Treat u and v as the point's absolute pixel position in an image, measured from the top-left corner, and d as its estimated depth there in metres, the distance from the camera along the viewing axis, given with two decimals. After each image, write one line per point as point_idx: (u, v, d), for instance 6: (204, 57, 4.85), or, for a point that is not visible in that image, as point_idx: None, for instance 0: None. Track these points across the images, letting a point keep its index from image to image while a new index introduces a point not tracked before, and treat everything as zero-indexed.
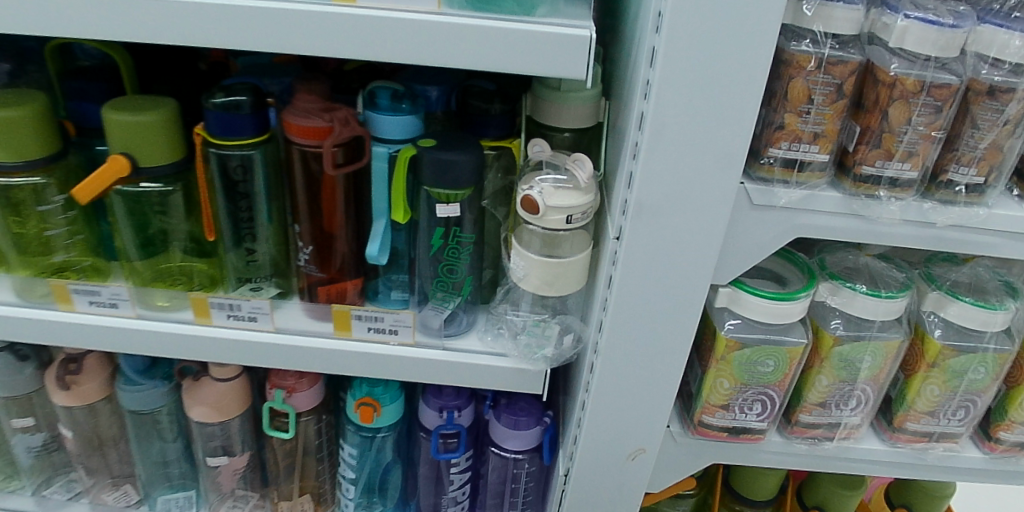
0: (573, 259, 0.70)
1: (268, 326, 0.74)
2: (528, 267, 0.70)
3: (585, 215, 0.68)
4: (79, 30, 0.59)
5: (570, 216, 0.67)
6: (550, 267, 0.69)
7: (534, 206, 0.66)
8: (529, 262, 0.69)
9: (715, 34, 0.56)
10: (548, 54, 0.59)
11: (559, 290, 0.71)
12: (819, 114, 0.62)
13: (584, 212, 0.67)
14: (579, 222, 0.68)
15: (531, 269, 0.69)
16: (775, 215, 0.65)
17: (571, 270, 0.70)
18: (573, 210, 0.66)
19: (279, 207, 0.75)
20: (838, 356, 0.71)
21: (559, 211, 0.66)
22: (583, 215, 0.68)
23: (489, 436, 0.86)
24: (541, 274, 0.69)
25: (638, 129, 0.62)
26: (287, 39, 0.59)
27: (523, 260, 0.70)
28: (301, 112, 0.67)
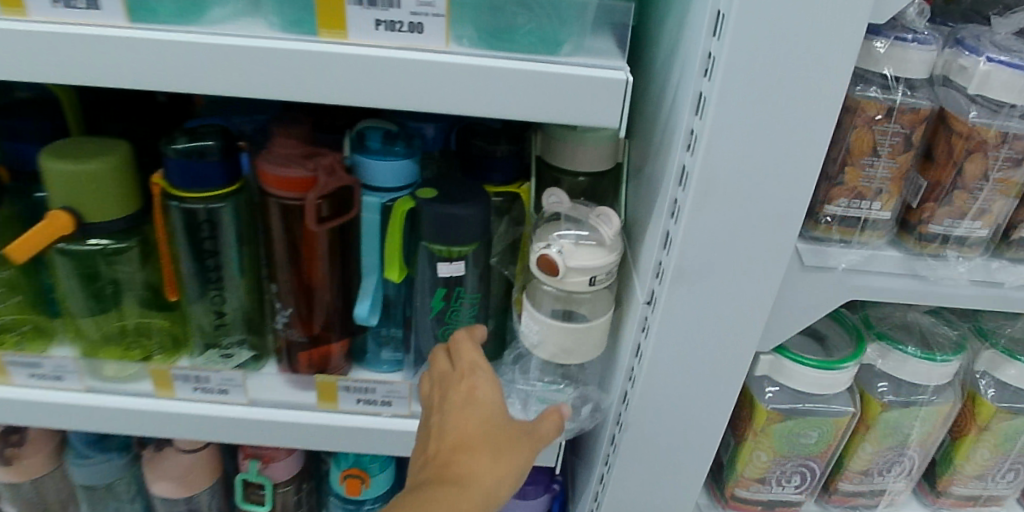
0: (596, 324, 0.60)
1: (241, 399, 0.64)
2: (544, 332, 0.60)
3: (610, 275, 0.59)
4: (8, 66, 0.49)
5: (594, 277, 0.57)
6: (569, 333, 0.59)
7: (552, 267, 0.57)
8: (544, 325, 0.60)
9: (777, 83, 0.47)
10: (578, 101, 0.50)
11: (580, 357, 0.61)
12: (885, 168, 0.54)
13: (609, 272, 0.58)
14: (603, 284, 0.59)
15: (547, 334, 0.60)
16: (829, 278, 0.58)
17: (594, 335, 0.60)
18: (598, 271, 0.57)
19: (253, 261, 0.65)
20: (885, 423, 0.65)
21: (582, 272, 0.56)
22: (607, 275, 0.58)
23: None
24: (559, 341, 0.60)
25: (678, 185, 0.54)
26: (268, 82, 0.50)
27: (537, 324, 0.60)
28: (278, 159, 0.57)
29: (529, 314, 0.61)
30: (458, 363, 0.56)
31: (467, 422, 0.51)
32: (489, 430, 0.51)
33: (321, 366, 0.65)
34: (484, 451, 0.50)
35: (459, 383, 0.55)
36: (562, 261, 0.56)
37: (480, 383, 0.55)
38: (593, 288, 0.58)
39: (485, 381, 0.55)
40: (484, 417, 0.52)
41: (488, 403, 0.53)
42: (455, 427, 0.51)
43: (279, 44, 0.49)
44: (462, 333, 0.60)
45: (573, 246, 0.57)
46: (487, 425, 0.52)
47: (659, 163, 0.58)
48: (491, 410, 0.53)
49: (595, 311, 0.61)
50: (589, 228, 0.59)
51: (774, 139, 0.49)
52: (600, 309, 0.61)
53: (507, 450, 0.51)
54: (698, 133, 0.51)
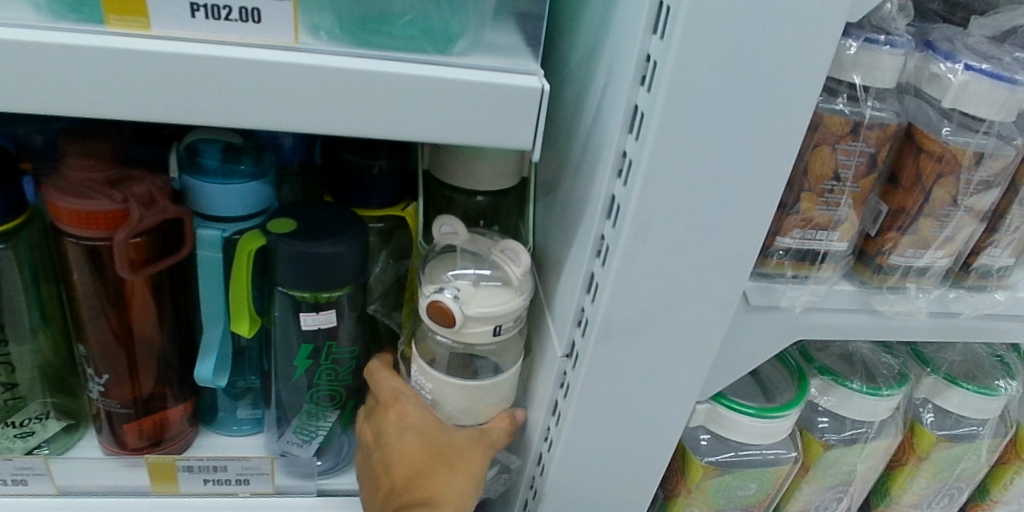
0: (501, 378, 0.48)
1: (48, 489, 0.49)
2: (439, 390, 0.48)
3: (519, 322, 0.46)
4: None
5: (500, 325, 0.45)
6: (468, 392, 0.48)
7: (444, 315, 0.43)
8: (439, 381, 0.48)
9: (734, 100, 0.37)
10: (481, 120, 0.38)
11: (482, 418, 0.49)
12: (847, 194, 0.45)
13: (519, 319, 0.46)
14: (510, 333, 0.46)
15: (443, 394, 0.48)
16: (777, 318, 0.49)
17: (499, 393, 0.49)
18: (505, 319, 0.44)
19: (57, 306, 0.50)
20: (825, 464, 0.58)
21: (483, 322, 0.44)
22: (516, 322, 0.46)
23: None
24: (457, 402, 0.48)
25: (607, 220, 0.43)
26: (30, 90, 0.34)
27: (429, 381, 0.48)
28: (73, 187, 0.41)
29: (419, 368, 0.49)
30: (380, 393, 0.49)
31: (408, 451, 0.46)
32: (434, 452, 0.46)
33: (155, 436, 0.51)
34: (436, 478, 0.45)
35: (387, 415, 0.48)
36: (458, 309, 0.43)
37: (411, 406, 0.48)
38: (497, 339, 0.46)
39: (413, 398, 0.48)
40: (425, 438, 0.46)
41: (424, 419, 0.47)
42: (397, 460, 0.46)
43: (39, 35, 0.33)
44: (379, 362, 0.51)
45: (470, 289, 0.45)
46: (432, 447, 0.46)
47: (577, 186, 0.47)
48: (430, 428, 0.46)
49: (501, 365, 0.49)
50: (492, 266, 0.47)
51: (726, 168, 0.39)
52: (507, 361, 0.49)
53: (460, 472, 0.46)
54: (633, 159, 0.40)
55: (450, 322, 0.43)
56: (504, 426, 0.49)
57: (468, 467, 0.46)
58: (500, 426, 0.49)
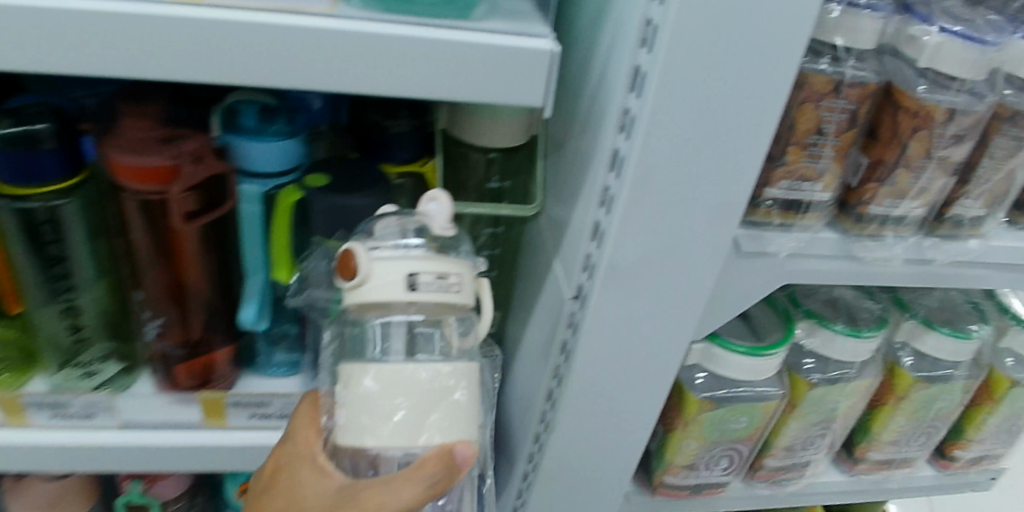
0: (444, 378, 0.41)
1: (112, 423, 0.54)
2: (368, 400, 0.40)
3: (442, 288, 0.40)
4: None
5: (413, 277, 0.40)
6: (399, 399, 0.40)
7: (349, 261, 0.40)
8: (375, 373, 0.40)
9: (727, 59, 0.41)
10: (499, 79, 0.42)
11: (417, 447, 0.40)
12: (830, 147, 0.50)
13: (442, 276, 0.40)
14: (437, 298, 0.40)
15: (355, 405, 0.40)
16: (766, 264, 0.54)
17: (444, 415, 0.41)
18: (419, 267, 0.40)
19: (111, 258, 0.54)
20: (811, 401, 0.63)
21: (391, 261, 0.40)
22: (441, 281, 0.40)
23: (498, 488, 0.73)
24: (383, 416, 0.40)
25: (611, 172, 0.47)
26: (96, 56, 0.37)
27: (355, 397, 0.40)
28: (130, 146, 0.46)
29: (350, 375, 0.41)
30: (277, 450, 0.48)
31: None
32: None
33: (204, 376, 0.55)
34: None
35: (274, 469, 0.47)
36: (362, 254, 0.40)
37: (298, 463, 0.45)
38: (415, 300, 0.40)
39: (297, 452, 0.46)
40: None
41: (296, 484, 0.45)
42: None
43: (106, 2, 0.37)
44: (309, 404, 0.48)
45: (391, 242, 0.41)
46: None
47: (583, 143, 0.51)
48: (297, 497, 0.44)
49: (452, 371, 0.41)
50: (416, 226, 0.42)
51: (720, 121, 0.44)
52: (459, 375, 0.42)
53: None
54: (635, 115, 0.44)
55: (355, 268, 0.40)
56: (429, 461, 0.39)
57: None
58: (395, 486, 0.39)
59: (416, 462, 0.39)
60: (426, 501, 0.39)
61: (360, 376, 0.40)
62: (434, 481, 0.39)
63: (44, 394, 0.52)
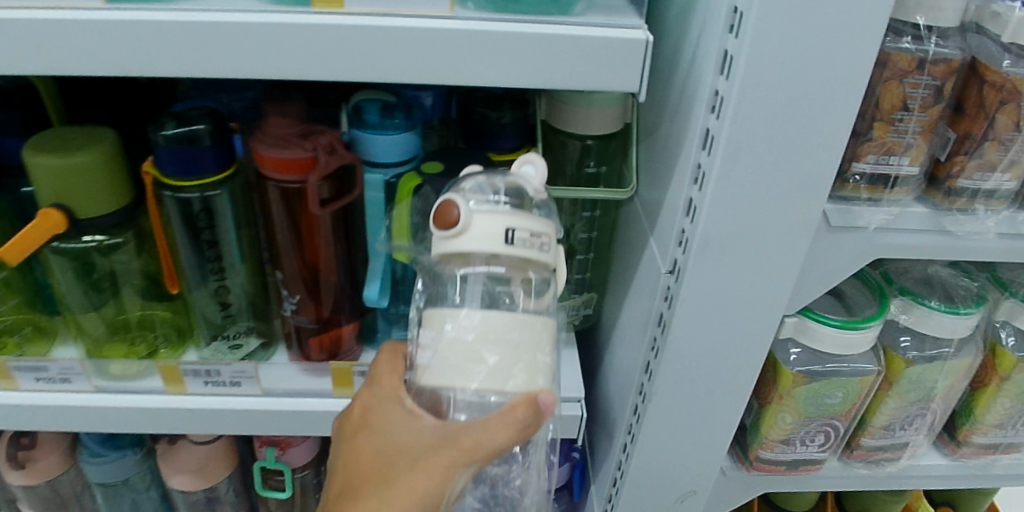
0: (529, 328, 0.43)
1: (255, 390, 0.61)
2: (460, 342, 0.42)
3: (536, 243, 0.42)
4: None
5: (511, 231, 0.41)
6: (492, 342, 0.42)
7: (448, 212, 0.42)
8: (469, 318, 0.42)
9: (812, 38, 0.44)
10: (598, 68, 0.46)
11: (505, 393, 0.42)
12: (916, 122, 0.52)
13: (537, 234, 0.42)
14: (531, 255, 0.42)
15: (451, 347, 0.42)
16: (856, 238, 0.56)
17: (527, 363, 0.42)
18: (517, 222, 0.42)
19: (255, 243, 0.61)
20: (908, 378, 0.64)
21: (490, 215, 0.41)
22: (535, 239, 0.42)
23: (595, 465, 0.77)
24: (476, 358, 0.41)
25: (703, 149, 0.51)
26: (259, 60, 0.45)
27: (451, 339, 0.42)
28: (275, 141, 0.53)
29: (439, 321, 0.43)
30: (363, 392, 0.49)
31: (356, 459, 0.45)
32: (388, 463, 0.43)
33: (332, 350, 0.62)
34: (376, 488, 0.43)
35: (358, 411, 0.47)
36: (463, 204, 0.42)
37: (386, 406, 0.46)
38: (511, 253, 0.42)
39: (384, 394, 0.46)
40: (373, 454, 0.44)
41: (384, 423, 0.45)
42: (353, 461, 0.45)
43: (266, 17, 0.44)
44: (391, 351, 0.50)
45: (487, 197, 0.43)
46: (386, 457, 0.43)
47: (675, 126, 0.55)
48: (386, 435, 0.44)
49: (536, 324, 0.43)
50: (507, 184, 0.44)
51: (807, 97, 0.46)
52: (541, 329, 0.43)
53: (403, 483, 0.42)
54: (724, 95, 0.48)
55: (456, 217, 0.41)
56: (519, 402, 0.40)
57: (427, 470, 0.41)
58: (489, 426, 0.40)
59: (508, 406, 0.40)
60: (518, 444, 0.40)
61: (451, 320, 0.42)
62: (526, 426, 0.40)
63: (192, 365, 0.60)
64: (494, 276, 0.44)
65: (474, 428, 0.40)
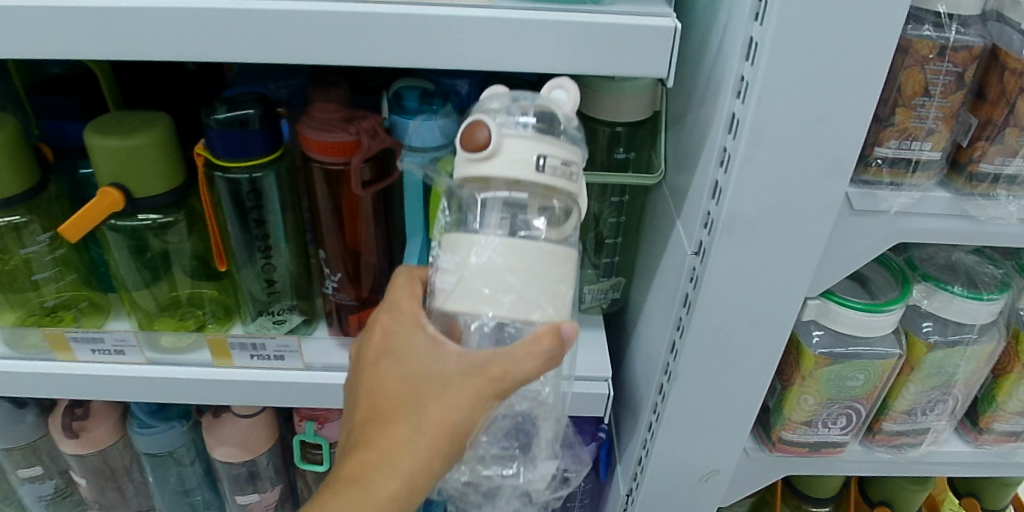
0: (554, 258, 0.44)
1: (298, 364, 0.64)
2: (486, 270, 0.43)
3: (565, 172, 0.43)
4: (62, 49, 0.48)
5: (541, 157, 0.42)
6: (519, 271, 0.43)
7: (478, 131, 0.42)
8: (496, 246, 0.43)
9: (834, 25, 0.46)
10: (629, 53, 0.49)
11: (531, 322, 0.44)
12: (937, 108, 0.53)
13: (566, 163, 0.43)
14: (557, 182, 0.42)
15: (478, 274, 0.43)
16: (878, 222, 0.57)
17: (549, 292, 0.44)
18: (546, 148, 0.42)
19: (298, 223, 0.65)
20: (930, 363, 0.65)
21: (521, 138, 0.42)
22: (563, 167, 0.43)
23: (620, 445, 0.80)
24: (503, 286, 0.43)
25: (728, 133, 0.53)
26: (310, 46, 0.48)
27: (477, 267, 0.43)
28: (319, 125, 0.56)
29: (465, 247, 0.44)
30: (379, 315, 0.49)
31: (378, 385, 0.46)
32: (415, 390, 0.44)
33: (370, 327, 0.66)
34: (405, 415, 0.44)
35: (375, 337, 0.48)
36: (493, 126, 0.42)
37: (408, 334, 0.46)
38: (539, 179, 0.42)
39: (405, 320, 0.47)
40: (397, 381, 0.45)
41: (407, 349, 0.46)
42: (376, 387, 0.46)
43: (316, 6, 0.47)
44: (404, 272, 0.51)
45: (516, 120, 0.43)
46: (413, 384, 0.44)
47: (703, 111, 0.57)
48: (411, 362, 0.45)
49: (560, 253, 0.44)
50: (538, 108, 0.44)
51: (832, 81, 0.48)
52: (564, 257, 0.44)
53: (434, 412, 0.43)
54: (749, 80, 0.50)
55: (484, 139, 0.42)
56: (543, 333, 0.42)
57: (457, 398, 0.43)
58: (518, 356, 0.42)
59: (533, 335, 0.42)
60: (543, 371, 0.43)
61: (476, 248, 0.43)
62: (552, 354, 0.42)
63: (241, 338, 0.63)
64: (517, 202, 0.45)
65: (505, 357, 0.42)
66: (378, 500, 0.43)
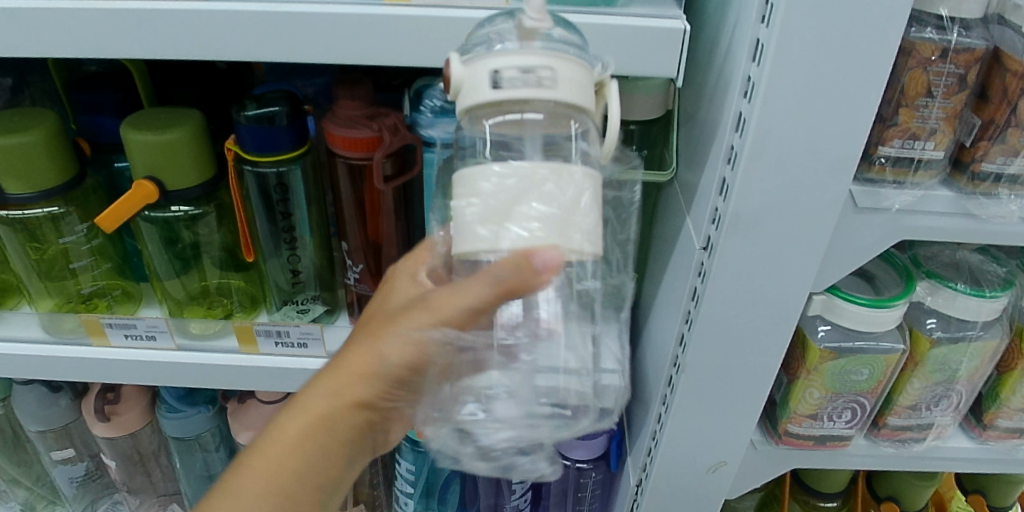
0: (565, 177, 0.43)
1: (320, 352, 0.67)
2: (493, 196, 0.43)
3: (527, 80, 0.41)
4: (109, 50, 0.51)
5: (496, 74, 0.41)
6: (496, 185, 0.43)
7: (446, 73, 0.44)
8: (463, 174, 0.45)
9: (836, 29, 0.48)
10: (641, 53, 0.51)
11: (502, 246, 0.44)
12: (939, 108, 0.55)
13: (526, 69, 0.41)
14: (518, 93, 0.41)
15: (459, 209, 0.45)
16: (881, 219, 0.59)
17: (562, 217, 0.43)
18: (500, 64, 0.41)
19: (322, 217, 0.68)
20: (934, 359, 0.67)
21: (478, 63, 0.42)
22: (524, 75, 0.41)
23: (631, 437, 0.82)
24: (473, 200, 0.44)
25: (735, 132, 0.55)
26: (339, 47, 0.51)
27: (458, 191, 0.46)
28: (343, 121, 0.59)
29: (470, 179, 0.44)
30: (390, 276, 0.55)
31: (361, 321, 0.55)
32: (370, 324, 0.53)
33: None
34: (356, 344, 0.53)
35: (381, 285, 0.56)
36: (454, 61, 0.43)
37: (397, 280, 0.54)
38: (502, 94, 0.41)
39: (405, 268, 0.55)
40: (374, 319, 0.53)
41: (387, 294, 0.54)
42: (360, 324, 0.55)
43: (345, 9, 0.50)
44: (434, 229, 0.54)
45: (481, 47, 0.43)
46: (373, 321, 0.53)
47: (712, 110, 0.59)
48: (385, 304, 0.53)
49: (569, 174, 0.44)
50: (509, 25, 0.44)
51: (835, 81, 0.50)
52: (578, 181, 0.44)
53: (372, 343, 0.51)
54: (755, 81, 0.52)
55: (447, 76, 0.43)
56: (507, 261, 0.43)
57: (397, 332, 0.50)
58: (472, 284, 0.46)
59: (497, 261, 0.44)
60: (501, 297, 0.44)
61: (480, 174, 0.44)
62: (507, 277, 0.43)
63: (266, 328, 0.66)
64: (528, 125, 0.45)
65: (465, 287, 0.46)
66: (318, 410, 0.52)
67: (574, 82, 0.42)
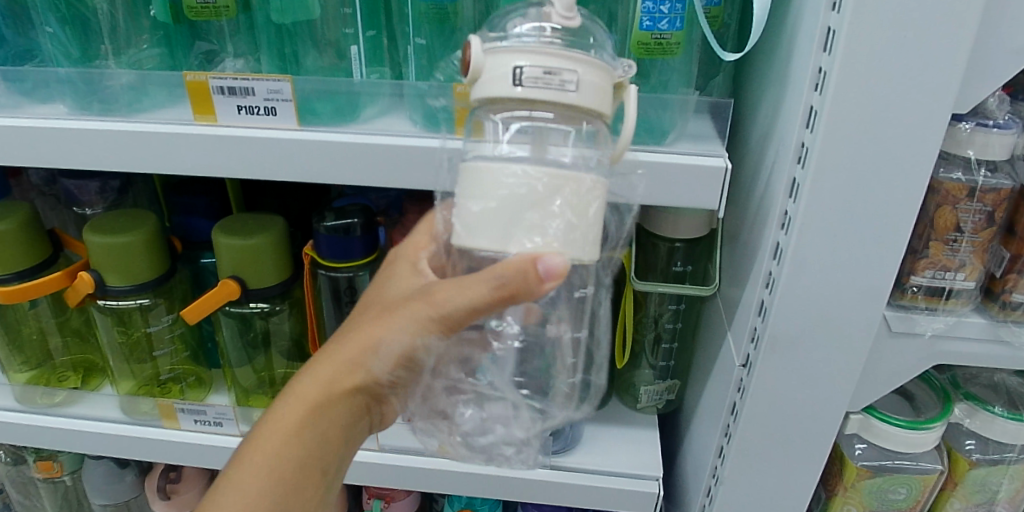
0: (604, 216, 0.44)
1: (374, 444, 0.74)
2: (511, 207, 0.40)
3: (550, 73, 0.40)
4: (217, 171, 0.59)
5: (519, 72, 0.40)
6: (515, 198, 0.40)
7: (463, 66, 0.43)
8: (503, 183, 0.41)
9: (867, 174, 0.52)
10: (686, 188, 0.56)
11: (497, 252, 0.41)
12: (968, 242, 0.58)
13: (548, 71, 0.40)
14: (532, 95, 0.40)
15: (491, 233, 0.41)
16: (915, 344, 0.62)
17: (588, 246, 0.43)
18: (523, 61, 0.40)
19: None
20: (973, 480, 0.68)
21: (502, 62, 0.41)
22: (543, 76, 0.40)
23: None
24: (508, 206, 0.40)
25: (774, 259, 0.59)
26: (416, 174, 0.57)
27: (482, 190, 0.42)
28: None
29: (480, 174, 0.42)
30: (500, 267, 0.39)
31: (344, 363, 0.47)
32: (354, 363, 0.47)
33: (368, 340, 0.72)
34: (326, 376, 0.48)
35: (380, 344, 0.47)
36: (477, 45, 0.42)
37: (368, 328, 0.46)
38: (523, 94, 0.41)
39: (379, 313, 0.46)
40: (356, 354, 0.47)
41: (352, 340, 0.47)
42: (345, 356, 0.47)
43: (424, 141, 0.57)
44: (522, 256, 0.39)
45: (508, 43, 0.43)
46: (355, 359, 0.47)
47: (754, 233, 0.64)
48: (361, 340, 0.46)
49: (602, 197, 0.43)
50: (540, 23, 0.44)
51: (867, 219, 0.53)
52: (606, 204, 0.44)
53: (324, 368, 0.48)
54: (792, 216, 0.56)
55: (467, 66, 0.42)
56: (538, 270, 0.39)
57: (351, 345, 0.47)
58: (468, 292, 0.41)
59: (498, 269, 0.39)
60: (494, 300, 0.40)
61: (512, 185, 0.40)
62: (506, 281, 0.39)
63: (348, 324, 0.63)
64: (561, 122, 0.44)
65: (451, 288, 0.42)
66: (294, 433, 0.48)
67: (591, 90, 0.41)
